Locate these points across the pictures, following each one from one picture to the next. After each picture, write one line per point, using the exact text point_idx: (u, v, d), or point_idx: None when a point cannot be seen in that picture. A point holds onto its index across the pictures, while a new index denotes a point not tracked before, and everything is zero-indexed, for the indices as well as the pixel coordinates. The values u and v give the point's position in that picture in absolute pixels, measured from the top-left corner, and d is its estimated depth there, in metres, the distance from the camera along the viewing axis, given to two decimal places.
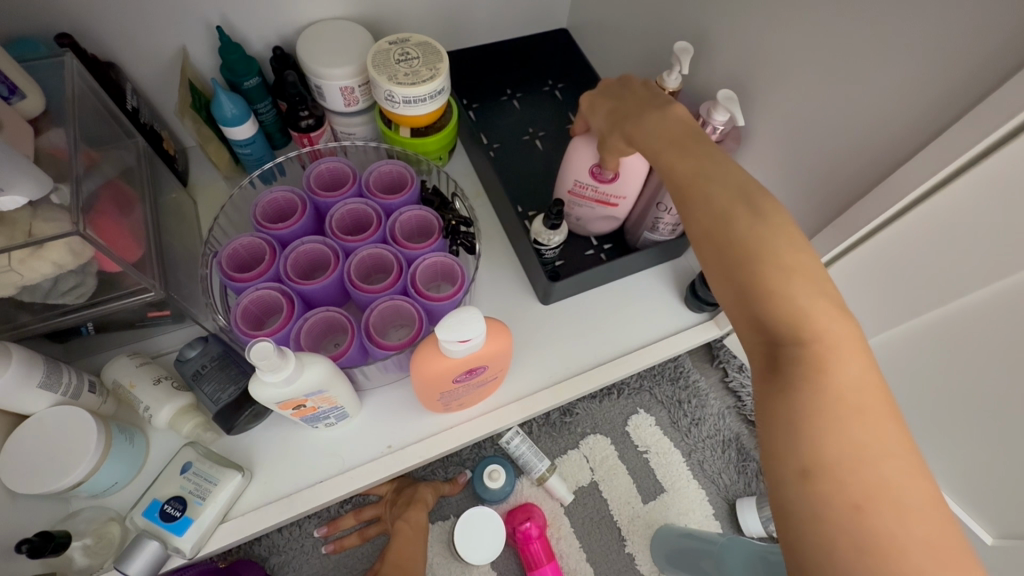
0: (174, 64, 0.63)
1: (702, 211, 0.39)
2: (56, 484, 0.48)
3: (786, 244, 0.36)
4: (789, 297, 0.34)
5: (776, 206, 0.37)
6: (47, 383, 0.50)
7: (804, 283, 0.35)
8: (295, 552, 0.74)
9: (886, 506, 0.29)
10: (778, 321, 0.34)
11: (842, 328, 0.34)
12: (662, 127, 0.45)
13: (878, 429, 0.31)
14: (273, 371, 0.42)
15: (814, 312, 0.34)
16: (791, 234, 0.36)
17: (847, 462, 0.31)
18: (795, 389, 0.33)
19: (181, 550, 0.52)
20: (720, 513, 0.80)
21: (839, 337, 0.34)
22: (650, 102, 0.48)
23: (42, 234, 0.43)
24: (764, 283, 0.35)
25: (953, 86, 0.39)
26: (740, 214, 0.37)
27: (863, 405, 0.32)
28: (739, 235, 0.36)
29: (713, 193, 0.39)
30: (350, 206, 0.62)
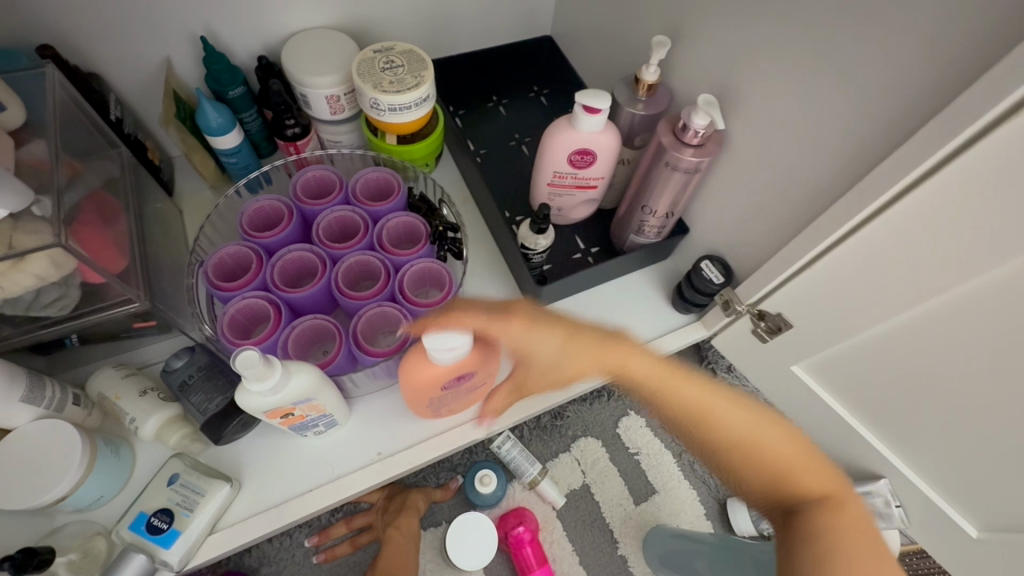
0: (157, 75, 0.63)
1: (717, 433, 0.47)
2: (39, 500, 0.47)
3: (772, 436, 0.46)
4: (764, 444, 0.46)
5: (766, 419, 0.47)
6: (29, 397, 0.49)
7: (797, 461, 0.46)
8: (286, 562, 0.73)
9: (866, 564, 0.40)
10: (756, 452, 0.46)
11: (812, 462, 0.46)
12: (636, 360, 0.50)
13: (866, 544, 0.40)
14: (258, 380, 0.42)
15: (801, 482, 0.45)
16: (778, 426, 0.47)
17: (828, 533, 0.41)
18: (806, 537, 0.42)
19: (169, 564, 0.51)
20: (711, 512, 0.80)
21: (822, 480, 0.45)
22: (605, 346, 0.52)
23: (22, 246, 0.43)
24: (766, 475, 0.46)
25: (924, 86, 0.40)
26: (739, 412, 0.47)
27: (851, 523, 0.42)
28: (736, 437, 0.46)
29: (721, 414, 0.47)
30: (337, 214, 0.63)
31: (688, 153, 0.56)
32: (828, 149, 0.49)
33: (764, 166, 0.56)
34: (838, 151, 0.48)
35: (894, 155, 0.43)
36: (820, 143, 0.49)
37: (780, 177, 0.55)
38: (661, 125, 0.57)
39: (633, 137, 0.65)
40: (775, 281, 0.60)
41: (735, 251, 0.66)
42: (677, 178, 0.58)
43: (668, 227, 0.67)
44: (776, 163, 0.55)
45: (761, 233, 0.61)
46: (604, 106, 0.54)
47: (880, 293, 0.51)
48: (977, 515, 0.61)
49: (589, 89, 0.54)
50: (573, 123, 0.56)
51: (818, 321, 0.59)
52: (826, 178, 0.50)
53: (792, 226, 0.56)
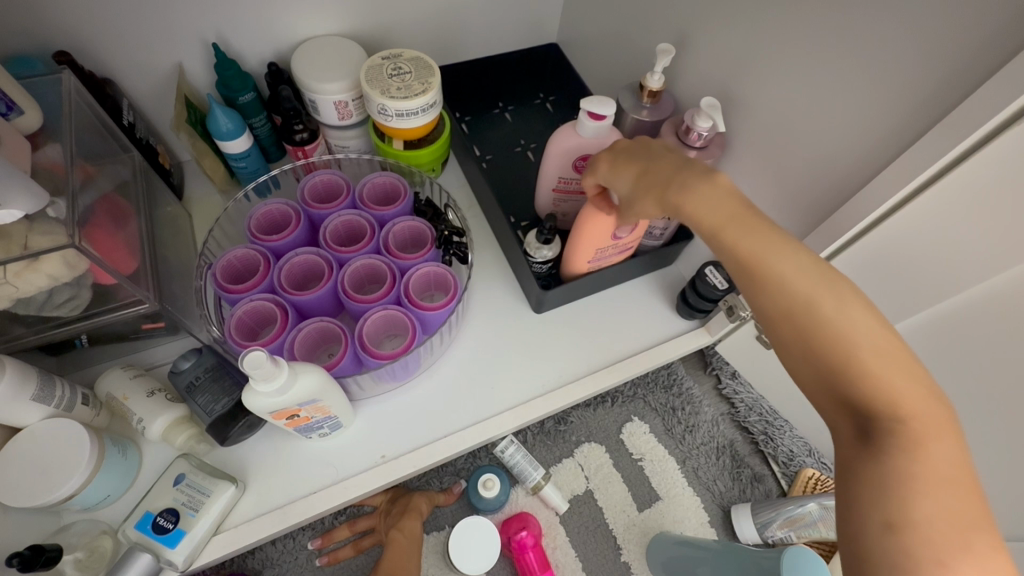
0: (169, 81, 0.64)
1: (777, 285, 0.36)
2: (49, 498, 0.48)
3: (869, 330, 0.35)
4: (864, 347, 0.34)
5: (857, 294, 0.36)
6: (40, 396, 0.50)
7: (890, 381, 0.34)
8: (289, 564, 0.73)
9: (968, 547, 0.29)
10: (829, 345, 0.35)
11: (924, 395, 0.34)
12: (709, 201, 0.40)
13: (956, 500, 0.31)
14: (266, 380, 0.43)
15: (900, 395, 0.33)
16: (868, 316, 0.35)
17: (915, 454, 0.32)
18: (897, 460, 0.32)
19: (173, 563, 0.52)
20: (715, 520, 0.80)
21: (925, 407, 0.33)
22: (683, 167, 0.43)
23: (37, 247, 0.44)
24: (819, 329, 0.35)
25: (925, 93, 0.40)
26: (826, 306, 0.35)
27: (934, 484, 0.31)
28: (808, 317, 0.35)
29: (778, 266, 0.37)
30: (344, 218, 0.63)
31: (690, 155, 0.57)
32: (829, 157, 0.49)
33: (767, 174, 0.57)
34: (841, 157, 0.48)
35: (896, 162, 0.43)
36: (822, 151, 0.50)
37: (783, 185, 0.55)
38: (664, 127, 0.59)
39: None
40: None
41: None
42: None
43: (672, 228, 0.67)
44: (779, 170, 0.55)
45: None
46: (608, 112, 0.54)
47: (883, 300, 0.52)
48: None
49: (594, 97, 0.55)
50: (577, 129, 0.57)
51: None
52: (827, 185, 0.51)
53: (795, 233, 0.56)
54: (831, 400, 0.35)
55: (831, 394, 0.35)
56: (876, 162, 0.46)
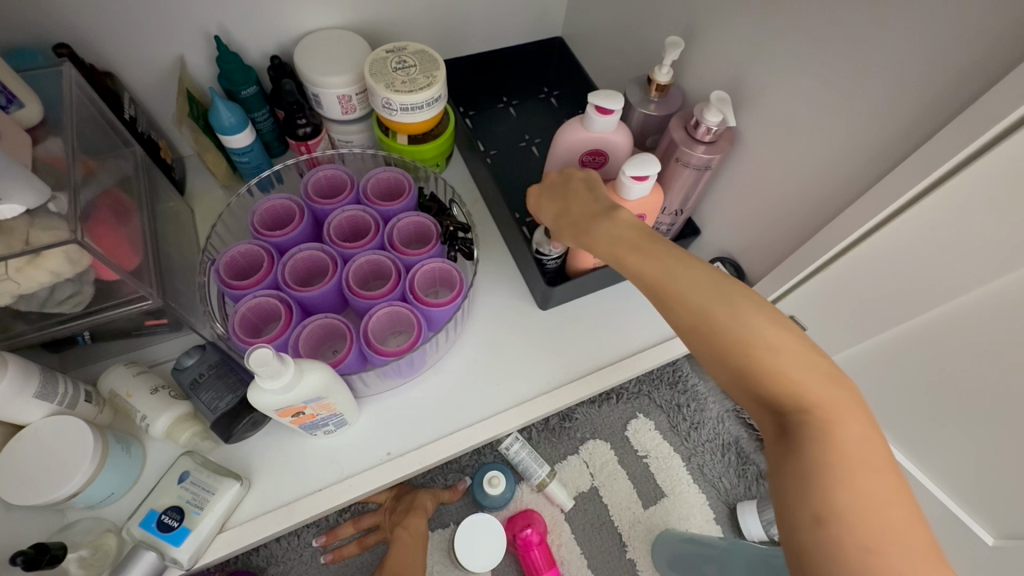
0: (171, 74, 0.63)
1: (678, 301, 0.38)
2: (53, 496, 0.47)
3: (768, 327, 0.36)
4: (765, 347, 0.35)
5: (750, 297, 0.37)
6: (43, 393, 0.49)
7: (793, 374, 0.35)
8: (293, 562, 0.73)
9: (890, 530, 0.30)
10: (737, 355, 0.36)
11: (832, 383, 0.35)
12: (613, 234, 0.43)
13: (874, 483, 0.32)
14: (271, 377, 0.42)
15: (807, 387, 0.35)
16: (764, 314, 0.37)
17: (829, 442, 0.33)
18: (810, 452, 0.33)
19: (178, 561, 0.51)
20: (721, 517, 0.79)
21: (837, 396, 0.35)
22: (597, 206, 0.46)
23: (39, 242, 0.43)
24: (720, 335, 0.36)
25: (942, 87, 0.40)
26: (721, 312, 0.37)
27: (854, 472, 0.32)
28: (707, 325, 0.37)
29: (674, 282, 0.39)
30: (348, 214, 0.63)
31: (699, 150, 0.56)
32: (840, 151, 0.49)
33: (777, 169, 0.56)
34: (854, 151, 0.47)
35: (913, 155, 0.42)
36: (834, 145, 0.49)
37: (794, 180, 0.54)
38: (673, 121, 0.58)
39: (645, 137, 0.65)
40: (789, 282, 0.59)
41: (744, 255, 0.65)
42: (687, 174, 0.59)
43: (678, 224, 0.68)
44: (789, 165, 0.54)
45: (772, 235, 0.60)
46: (616, 107, 0.54)
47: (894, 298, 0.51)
48: (992, 518, 0.62)
49: (602, 91, 0.54)
50: (584, 124, 0.56)
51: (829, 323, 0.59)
52: (839, 180, 0.50)
53: (806, 229, 0.55)
54: (751, 401, 0.37)
55: (747, 393, 0.37)
56: (889, 158, 0.45)
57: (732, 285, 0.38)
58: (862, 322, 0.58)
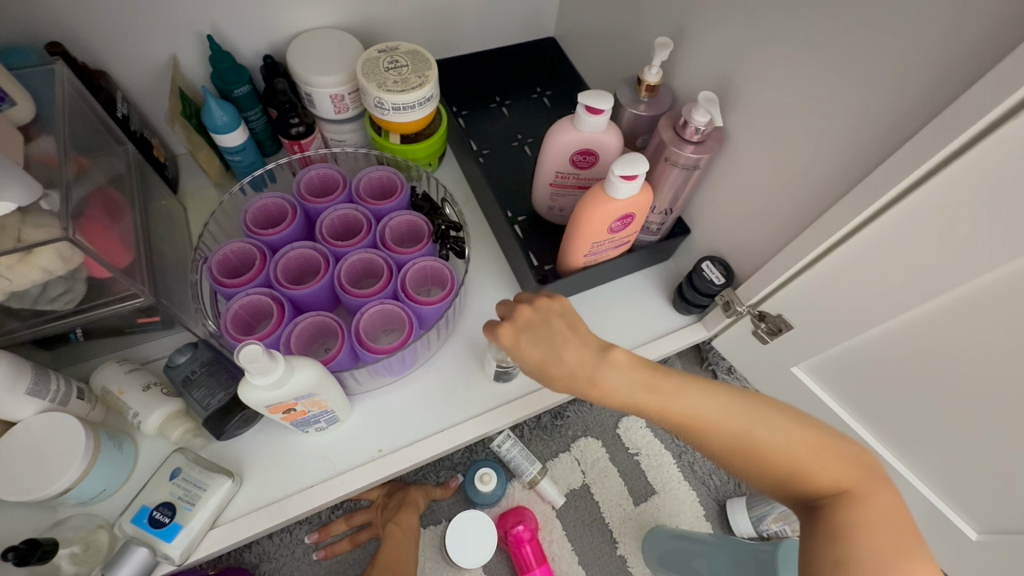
0: (164, 73, 0.64)
1: (701, 423, 0.43)
2: (44, 492, 0.48)
3: (768, 423, 0.43)
4: (768, 443, 0.42)
5: (745, 396, 0.44)
6: (35, 390, 0.49)
7: (799, 454, 0.42)
8: (285, 559, 0.73)
9: (902, 562, 0.39)
10: (752, 456, 0.43)
11: (825, 452, 0.43)
12: (620, 378, 0.44)
13: (881, 531, 0.40)
14: (262, 373, 0.42)
15: (806, 463, 0.42)
16: (761, 410, 0.43)
17: (837, 505, 0.41)
18: (830, 516, 0.41)
19: (170, 556, 0.52)
20: (711, 513, 0.80)
21: (829, 461, 0.43)
22: (590, 351, 0.44)
23: (31, 239, 0.44)
24: (737, 443, 0.43)
25: (922, 89, 0.40)
26: (732, 419, 0.43)
27: (862, 522, 0.40)
28: (725, 438, 0.43)
29: (688, 402, 0.43)
30: (340, 212, 0.63)
31: (688, 149, 0.57)
32: (825, 151, 0.49)
33: (765, 169, 0.57)
34: (840, 150, 0.48)
35: (897, 152, 0.43)
36: (819, 145, 0.50)
37: (782, 180, 0.55)
38: (663, 121, 0.58)
39: (635, 137, 0.66)
40: (776, 281, 0.60)
41: (733, 253, 0.66)
42: (676, 174, 0.60)
43: (669, 223, 0.68)
44: (777, 165, 0.55)
45: (760, 234, 0.61)
46: (605, 107, 0.54)
47: (878, 295, 0.52)
48: (976, 515, 0.62)
49: (592, 91, 0.54)
50: (573, 124, 0.57)
51: (818, 321, 0.59)
52: (823, 181, 0.51)
53: (792, 228, 0.56)
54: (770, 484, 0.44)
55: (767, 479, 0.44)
56: (872, 158, 0.46)
57: (730, 391, 0.44)
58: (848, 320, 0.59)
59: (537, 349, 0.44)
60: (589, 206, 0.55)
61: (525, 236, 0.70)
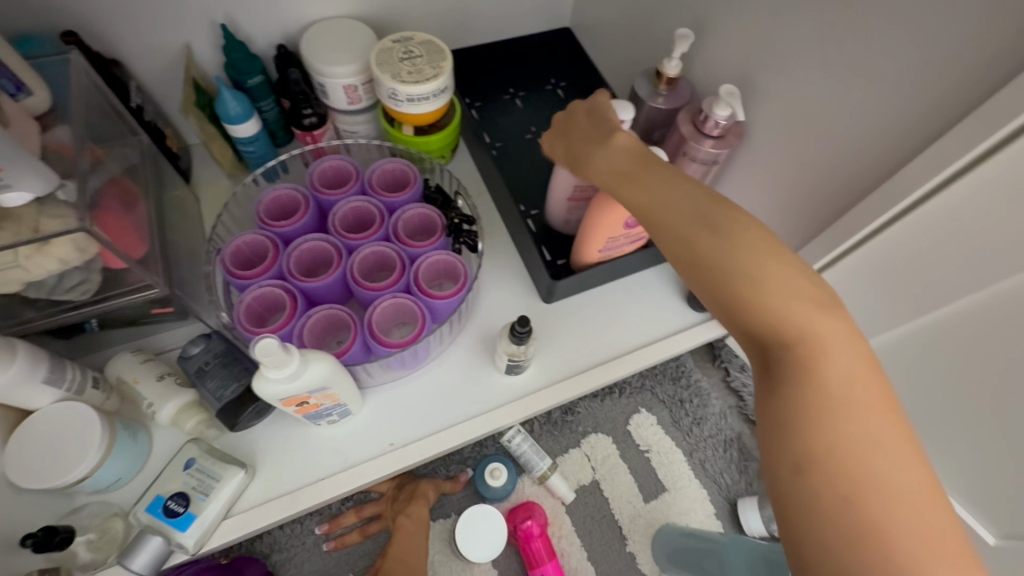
0: (177, 63, 0.63)
1: (699, 260, 0.36)
2: (60, 480, 0.48)
3: (779, 277, 0.34)
4: (773, 304, 0.34)
5: (779, 256, 0.35)
6: (51, 378, 0.50)
7: (824, 356, 0.33)
8: (297, 549, 0.74)
9: (885, 478, 0.30)
10: (738, 300, 0.35)
11: (842, 343, 0.33)
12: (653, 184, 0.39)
13: (885, 455, 0.31)
14: (277, 367, 0.42)
15: (819, 339, 0.33)
16: (790, 276, 0.34)
17: (823, 396, 0.32)
18: (794, 393, 0.33)
19: (184, 546, 0.52)
20: (721, 512, 0.80)
21: (841, 364, 0.33)
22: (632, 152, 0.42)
23: (48, 230, 0.44)
24: (733, 273, 0.35)
25: (955, 85, 0.39)
26: (753, 265, 0.34)
27: (849, 399, 0.32)
28: (728, 277, 0.35)
29: (702, 237, 0.36)
30: (353, 204, 0.63)
31: (707, 144, 0.56)
32: (849, 148, 0.48)
33: (785, 165, 0.55)
34: (866, 147, 0.47)
35: (926, 149, 0.41)
36: (842, 141, 0.49)
37: (804, 176, 0.54)
38: (682, 114, 0.57)
39: (652, 131, 0.64)
40: None
41: None
42: (694, 169, 0.59)
43: None
44: (799, 161, 0.53)
45: (779, 231, 0.60)
46: (627, 118, 0.51)
47: None
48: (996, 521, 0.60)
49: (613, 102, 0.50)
50: None
51: None
52: (847, 179, 0.49)
53: (812, 227, 0.55)
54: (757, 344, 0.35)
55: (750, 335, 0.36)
56: (898, 155, 0.44)
57: (757, 242, 0.35)
58: (867, 321, 0.58)
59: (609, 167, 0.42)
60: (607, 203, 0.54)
61: (538, 230, 0.69)
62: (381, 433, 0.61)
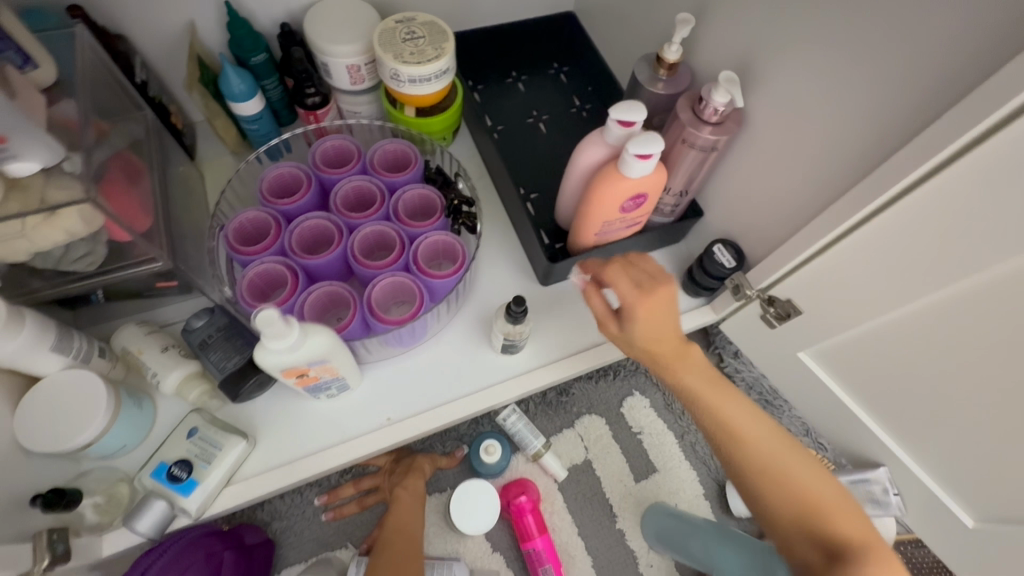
0: (182, 39, 0.64)
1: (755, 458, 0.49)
2: (66, 445, 0.50)
3: (804, 466, 0.50)
4: (799, 484, 0.48)
5: (808, 461, 0.50)
6: (57, 347, 0.51)
7: (836, 509, 0.47)
8: (296, 518, 0.76)
9: None
10: (781, 486, 0.48)
11: (851, 516, 0.47)
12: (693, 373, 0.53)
13: (880, 574, 0.42)
14: (277, 337, 0.44)
15: (844, 522, 0.46)
16: (801, 461, 0.50)
17: (877, 558, 0.44)
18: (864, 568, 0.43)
19: (187, 510, 0.54)
20: (710, 493, 0.82)
21: (853, 523, 0.46)
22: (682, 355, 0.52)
23: (54, 200, 0.45)
24: (772, 474, 0.49)
25: (949, 74, 0.40)
26: (788, 457, 0.50)
27: (867, 546, 0.45)
28: (767, 476, 0.49)
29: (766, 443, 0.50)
30: (354, 183, 0.63)
31: (706, 131, 0.56)
32: (845, 135, 0.49)
33: (781, 152, 0.56)
34: (860, 134, 0.48)
35: (917, 136, 0.42)
36: (837, 128, 0.49)
37: (799, 163, 0.55)
38: (682, 101, 0.58)
39: (652, 116, 0.65)
40: (785, 267, 0.60)
41: (745, 237, 0.66)
42: (692, 156, 0.59)
43: (683, 206, 0.68)
44: (795, 148, 0.54)
45: (772, 218, 0.61)
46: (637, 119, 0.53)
47: (891, 283, 0.51)
48: (972, 503, 0.62)
49: (622, 103, 0.53)
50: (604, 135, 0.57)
51: (826, 309, 0.59)
52: (841, 164, 0.50)
53: (804, 212, 0.56)
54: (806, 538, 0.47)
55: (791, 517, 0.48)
56: (891, 142, 0.45)
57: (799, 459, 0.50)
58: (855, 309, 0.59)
59: (665, 323, 0.51)
60: (601, 185, 0.56)
61: (537, 214, 0.71)
62: (380, 408, 0.63)
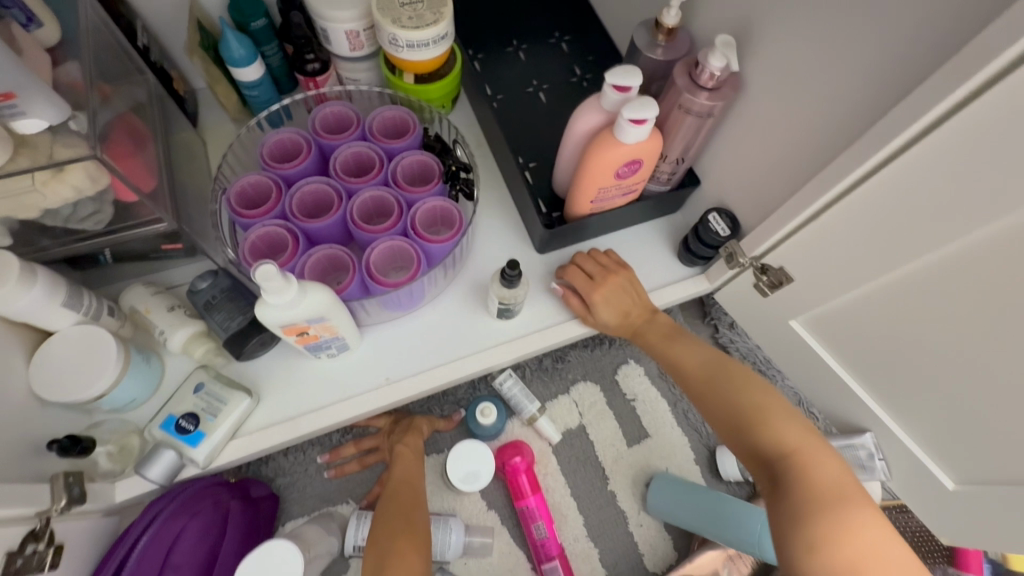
0: (182, 3, 0.64)
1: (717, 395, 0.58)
2: (78, 395, 0.52)
3: (754, 386, 0.57)
4: (751, 401, 0.55)
5: (760, 383, 0.57)
6: (69, 303, 0.53)
7: (777, 411, 0.54)
8: (299, 474, 0.79)
9: (818, 487, 0.47)
10: (736, 404, 0.56)
11: (797, 424, 0.53)
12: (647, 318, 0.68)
13: (812, 468, 0.48)
14: (276, 293, 0.45)
15: (787, 423, 0.53)
16: (755, 384, 0.57)
17: (809, 451, 0.50)
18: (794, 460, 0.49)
19: (195, 461, 0.57)
20: (700, 458, 0.84)
21: (793, 427, 0.52)
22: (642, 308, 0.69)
23: (61, 157, 0.46)
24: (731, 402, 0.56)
25: (941, 34, 0.40)
26: (744, 386, 0.57)
27: (804, 443, 0.51)
28: (726, 404, 0.57)
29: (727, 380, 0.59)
30: (354, 149, 0.64)
31: (702, 96, 0.56)
32: (836, 99, 0.49)
33: (775, 118, 0.56)
34: (851, 97, 0.48)
35: (906, 98, 0.42)
36: (830, 92, 0.49)
37: (793, 129, 0.55)
38: (679, 67, 0.58)
39: (650, 83, 0.65)
40: (776, 234, 0.60)
41: (739, 205, 0.67)
42: (689, 122, 0.60)
43: (680, 173, 0.68)
44: (789, 114, 0.54)
45: (765, 185, 0.61)
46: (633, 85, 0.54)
47: (878, 248, 0.52)
48: (953, 466, 0.64)
49: (618, 67, 0.53)
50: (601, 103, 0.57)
51: (817, 275, 0.60)
52: (833, 129, 0.50)
53: (796, 178, 0.56)
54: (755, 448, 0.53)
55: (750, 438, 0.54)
56: (882, 105, 0.46)
57: (750, 382, 0.57)
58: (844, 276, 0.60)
59: (622, 302, 0.67)
60: (597, 151, 0.57)
61: (535, 183, 0.72)
62: (379, 369, 0.65)
